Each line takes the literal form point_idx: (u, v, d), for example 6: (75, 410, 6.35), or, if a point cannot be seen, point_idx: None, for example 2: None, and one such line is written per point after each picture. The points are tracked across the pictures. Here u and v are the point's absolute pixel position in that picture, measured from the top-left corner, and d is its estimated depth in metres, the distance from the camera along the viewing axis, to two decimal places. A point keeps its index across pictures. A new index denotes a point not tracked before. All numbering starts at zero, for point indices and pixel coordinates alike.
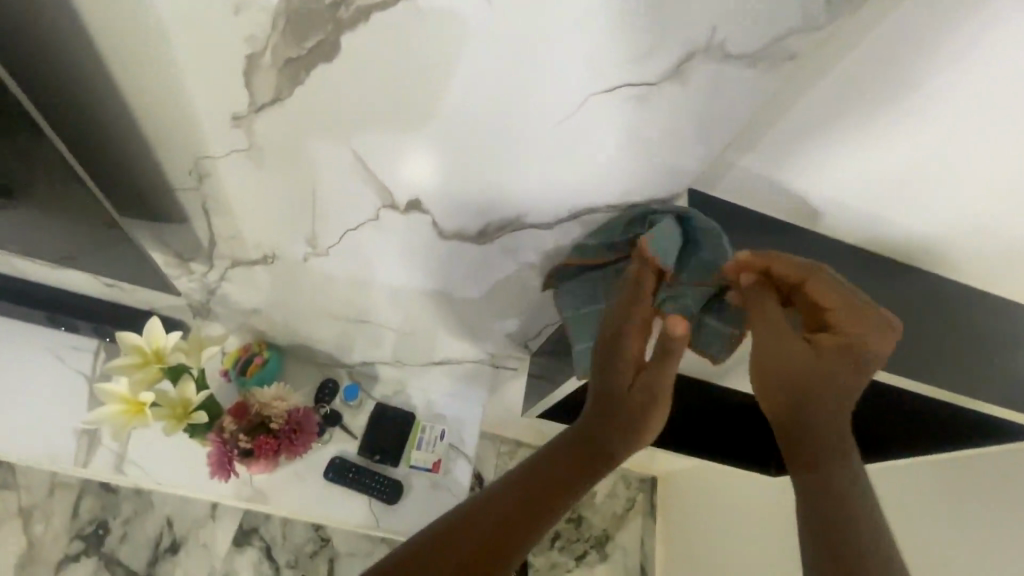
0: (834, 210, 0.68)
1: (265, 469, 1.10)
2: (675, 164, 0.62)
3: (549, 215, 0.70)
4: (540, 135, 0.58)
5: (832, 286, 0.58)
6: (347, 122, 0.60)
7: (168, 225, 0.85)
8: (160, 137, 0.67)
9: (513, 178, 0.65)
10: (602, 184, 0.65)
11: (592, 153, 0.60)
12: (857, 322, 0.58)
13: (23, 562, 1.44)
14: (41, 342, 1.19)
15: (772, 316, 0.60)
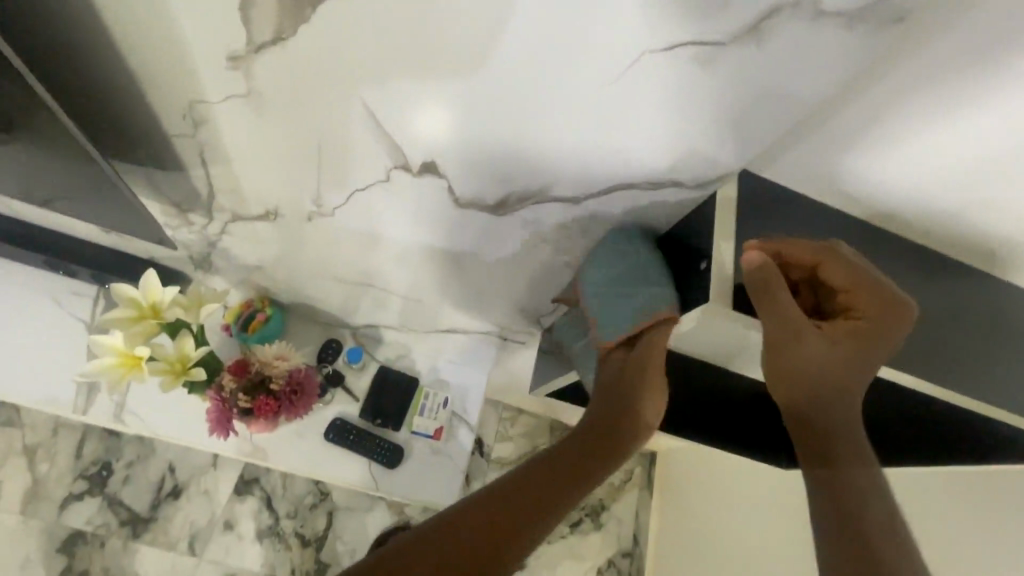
0: (898, 203, 0.62)
1: (265, 428, 1.08)
2: (728, 143, 0.55)
3: (579, 189, 0.64)
4: (581, 98, 0.52)
5: (845, 265, 0.56)
6: (359, 69, 0.54)
7: (164, 173, 0.79)
8: (150, 76, 0.60)
9: (545, 146, 0.59)
10: (642, 160, 0.59)
11: (637, 122, 0.54)
12: (865, 298, 0.56)
13: (28, 498, 1.47)
14: (38, 286, 1.16)
15: (791, 308, 0.55)
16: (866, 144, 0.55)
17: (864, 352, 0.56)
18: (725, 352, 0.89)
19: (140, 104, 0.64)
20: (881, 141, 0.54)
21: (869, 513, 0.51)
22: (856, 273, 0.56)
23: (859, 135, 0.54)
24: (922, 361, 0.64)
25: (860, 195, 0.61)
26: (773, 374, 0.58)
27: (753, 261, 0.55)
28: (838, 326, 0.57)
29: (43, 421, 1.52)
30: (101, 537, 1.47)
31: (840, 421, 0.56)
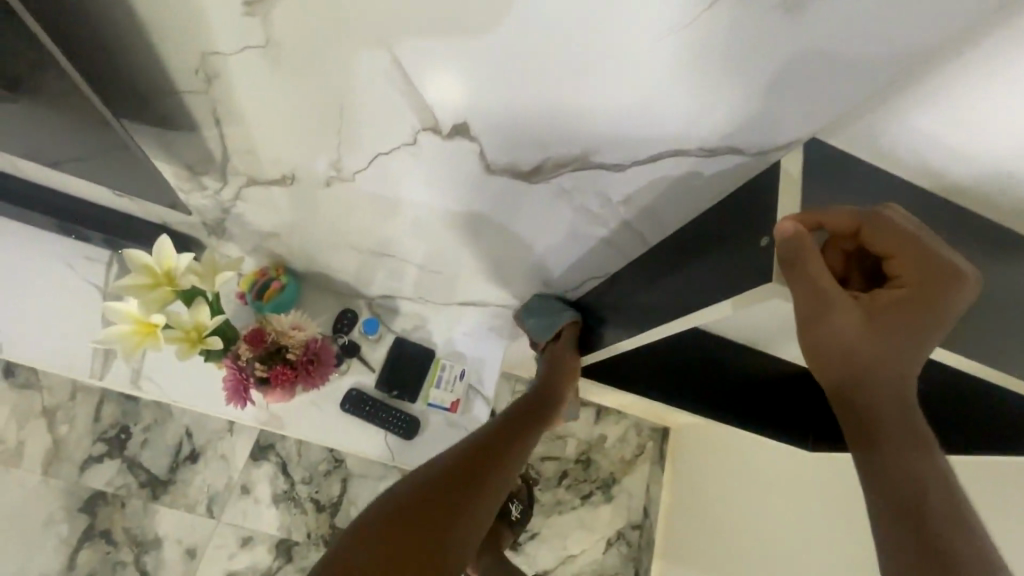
0: (994, 187, 0.53)
1: (281, 398, 1.07)
2: (798, 111, 0.50)
3: (622, 155, 0.59)
4: (622, 62, 0.48)
5: (893, 230, 0.48)
6: (388, 16, 0.48)
7: (176, 133, 0.75)
8: (158, 26, 0.55)
9: (592, 107, 0.53)
10: (698, 125, 0.53)
11: (702, 80, 0.49)
12: (913, 266, 0.49)
13: (49, 459, 1.49)
14: (50, 249, 1.14)
15: (830, 288, 0.48)
16: (956, 122, 0.47)
17: (913, 328, 0.49)
18: (761, 332, 0.85)
19: (150, 57, 0.60)
20: (977, 119, 0.46)
21: (930, 505, 0.47)
22: (901, 237, 0.48)
23: (951, 113, 0.46)
24: (1005, 352, 0.55)
25: (937, 177, 0.54)
26: (813, 359, 0.53)
27: (785, 236, 0.49)
28: (881, 300, 0.50)
29: (61, 384, 1.53)
30: (121, 498, 1.50)
31: (891, 405, 0.50)
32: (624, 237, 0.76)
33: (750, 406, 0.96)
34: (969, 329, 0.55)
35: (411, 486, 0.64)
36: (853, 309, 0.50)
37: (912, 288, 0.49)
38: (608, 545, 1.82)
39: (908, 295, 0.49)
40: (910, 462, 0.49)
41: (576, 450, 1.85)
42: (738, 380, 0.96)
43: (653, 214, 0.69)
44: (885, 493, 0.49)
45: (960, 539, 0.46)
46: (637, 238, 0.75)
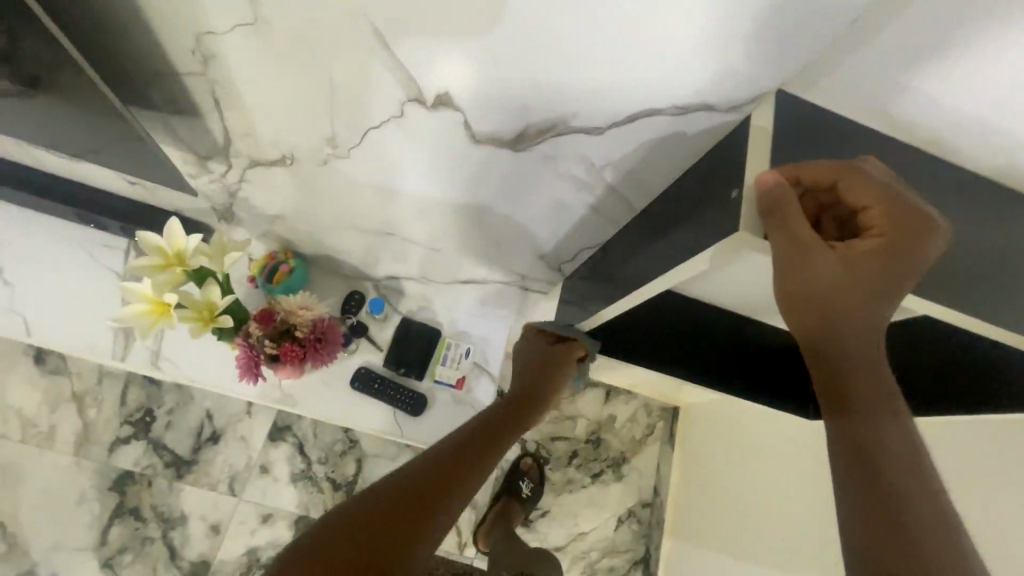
0: (954, 132, 0.54)
1: (291, 375, 1.11)
2: (765, 59, 0.50)
3: (600, 117, 0.60)
4: (596, 16, 0.48)
5: (869, 182, 0.49)
6: None
7: (180, 117, 0.78)
8: (153, 9, 0.57)
9: (564, 71, 0.55)
10: (671, 85, 0.54)
11: (669, 37, 0.49)
12: (887, 217, 0.50)
13: (79, 441, 1.56)
14: (72, 238, 1.19)
15: (807, 237, 0.49)
16: (919, 56, 0.47)
17: (884, 279, 0.50)
18: (754, 298, 0.86)
19: (149, 41, 0.62)
20: (938, 51, 0.46)
21: (892, 456, 0.48)
22: (876, 188, 0.49)
23: (913, 48, 0.46)
24: (983, 302, 0.54)
25: (907, 126, 0.54)
26: (791, 311, 0.54)
27: (767, 188, 0.50)
28: (859, 251, 0.51)
29: (89, 369, 1.60)
30: (148, 477, 1.57)
31: (862, 357, 0.52)
32: (613, 206, 0.78)
33: (747, 374, 0.97)
34: (944, 280, 0.55)
35: (380, 491, 0.65)
36: (830, 258, 0.51)
37: (885, 241, 0.50)
38: (619, 522, 1.84)
39: (882, 247, 0.50)
40: (880, 420, 0.50)
41: (586, 429, 1.87)
42: (735, 349, 0.97)
43: (636, 179, 0.71)
44: (851, 446, 0.49)
45: (920, 493, 0.47)
46: (623, 205, 0.77)
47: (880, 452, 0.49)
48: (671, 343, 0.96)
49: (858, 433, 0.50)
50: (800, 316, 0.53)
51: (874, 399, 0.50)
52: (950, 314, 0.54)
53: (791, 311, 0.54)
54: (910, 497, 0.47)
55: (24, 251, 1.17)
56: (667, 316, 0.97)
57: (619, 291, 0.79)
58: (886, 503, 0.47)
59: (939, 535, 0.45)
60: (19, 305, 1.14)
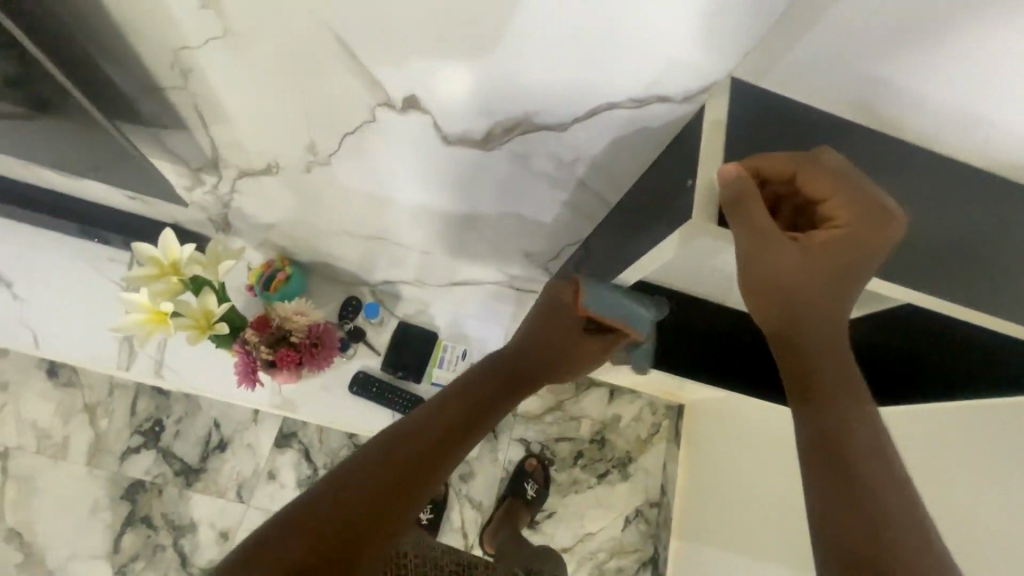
0: (908, 110, 0.54)
1: (289, 380, 1.13)
2: (713, 49, 0.51)
3: (561, 113, 0.61)
4: (544, 16, 0.50)
5: (827, 172, 0.50)
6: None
7: (168, 131, 0.81)
8: (132, 27, 0.60)
9: (518, 68, 0.56)
10: (626, 77, 0.55)
11: (617, 32, 0.50)
12: (846, 206, 0.50)
13: (92, 452, 1.60)
14: (77, 253, 1.23)
15: (770, 227, 0.50)
16: (860, 41, 0.48)
17: (847, 268, 0.51)
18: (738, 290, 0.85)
19: (131, 58, 0.65)
20: (878, 34, 0.47)
21: (857, 443, 0.48)
22: (834, 178, 0.50)
23: (852, 33, 0.47)
24: (949, 282, 0.55)
25: (861, 104, 0.55)
26: (757, 303, 0.54)
27: (728, 180, 0.50)
28: (820, 241, 0.51)
29: (99, 382, 1.64)
30: (158, 485, 1.60)
31: (826, 347, 0.52)
32: (590, 202, 0.78)
33: (738, 367, 0.96)
34: (906, 261, 0.55)
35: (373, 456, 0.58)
36: (793, 248, 0.51)
37: (847, 230, 0.50)
38: (626, 523, 1.83)
39: (844, 236, 0.50)
40: (845, 408, 0.50)
41: (590, 430, 1.87)
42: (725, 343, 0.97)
43: (608, 173, 0.71)
44: (819, 434, 0.49)
45: (885, 481, 0.47)
46: (598, 200, 0.78)
47: (845, 439, 0.49)
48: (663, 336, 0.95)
49: (824, 421, 0.50)
50: (764, 307, 0.54)
51: (839, 387, 0.51)
52: (919, 295, 0.54)
53: (760, 302, 0.54)
54: (876, 485, 0.46)
55: (32, 266, 1.21)
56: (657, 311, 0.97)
57: (600, 286, 0.80)
58: (856, 490, 0.46)
59: (906, 524, 0.44)
60: (28, 319, 1.18)
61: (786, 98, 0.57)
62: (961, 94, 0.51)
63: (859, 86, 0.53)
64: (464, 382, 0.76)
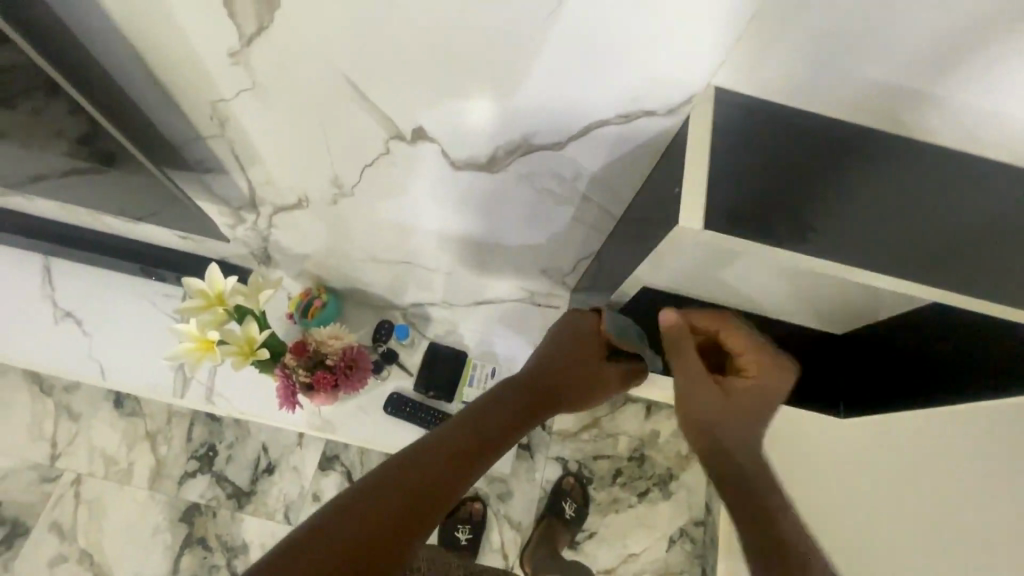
0: (887, 102, 0.56)
1: (326, 402, 1.19)
2: (687, 64, 0.54)
3: (556, 134, 0.65)
4: (532, 41, 0.54)
5: (742, 334, 0.76)
6: (331, 44, 0.57)
7: (210, 176, 0.89)
8: (175, 86, 0.68)
9: (513, 93, 0.60)
10: (610, 94, 0.59)
11: (595, 53, 0.54)
12: (755, 364, 0.74)
13: (153, 476, 1.71)
14: (137, 291, 1.34)
15: (691, 370, 0.75)
16: (823, 42, 0.51)
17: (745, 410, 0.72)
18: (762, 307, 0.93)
19: (175, 113, 0.73)
20: (838, 35, 0.50)
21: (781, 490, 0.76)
22: (744, 338, 0.76)
23: (816, 36, 0.51)
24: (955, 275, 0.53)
25: (838, 104, 0.58)
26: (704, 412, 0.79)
27: (668, 325, 0.75)
28: (737, 388, 0.72)
29: (160, 410, 1.76)
30: (212, 508, 1.69)
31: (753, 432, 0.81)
32: (597, 216, 0.81)
33: None
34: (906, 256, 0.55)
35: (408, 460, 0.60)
36: (711, 394, 0.72)
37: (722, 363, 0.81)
38: (671, 543, 1.77)
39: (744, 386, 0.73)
40: None
41: (628, 447, 1.84)
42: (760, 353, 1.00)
43: (607, 189, 0.74)
44: None
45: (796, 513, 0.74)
46: (603, 213, 0.80)
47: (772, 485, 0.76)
48: None
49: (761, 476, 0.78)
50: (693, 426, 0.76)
51: None
52: (912, 283, 0.53)
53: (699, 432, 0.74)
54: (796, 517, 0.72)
55: (98, 305, 1.33)
56: None
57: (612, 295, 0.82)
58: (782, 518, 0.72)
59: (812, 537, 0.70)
60: (96, 353, 1.30)
61: (767, 103, 0.59)
62: (936, 76, 0.53)
63: (839, 82, 0.55)
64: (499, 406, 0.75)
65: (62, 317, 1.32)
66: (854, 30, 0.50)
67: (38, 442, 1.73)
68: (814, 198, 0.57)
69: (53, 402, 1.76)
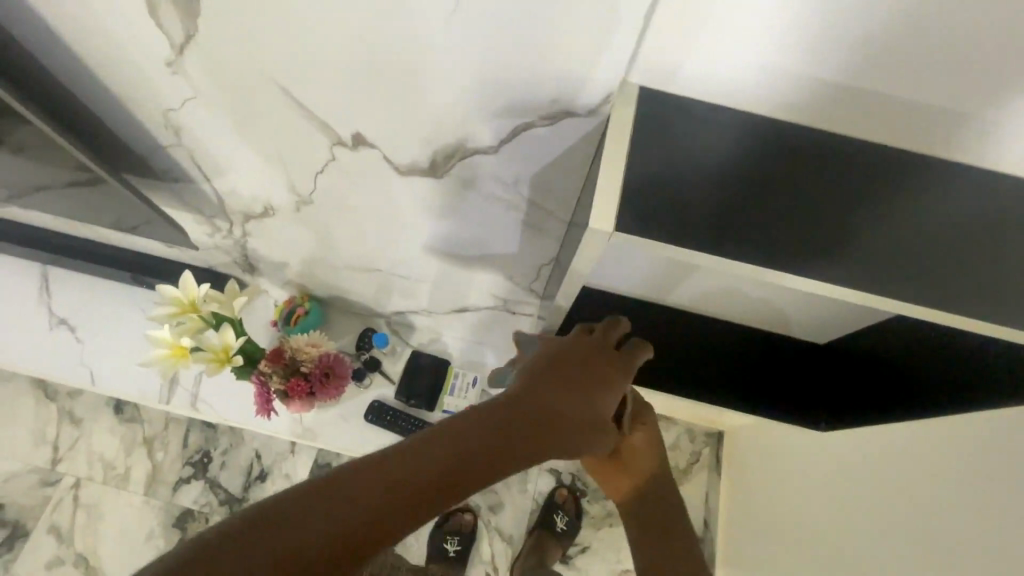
0: (789, 94, 0.59)
1: (302, 409, 1.19)
2: (593, 65, 0.57)
3: (488, 137, 0.68)
4: (444, 46, 0.57)
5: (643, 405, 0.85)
6: (257, 49, 0.61)
7: (180, 185, 0.91)
8: (129, 94, 0.72)
9: (439, 98, 0.63)
10: (530, 95, 0.61)
11: (505, 56, 0.57)
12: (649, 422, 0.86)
13: (149, 482, 1.74)
14: (129, 299, 1.38)
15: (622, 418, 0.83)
16: (715, 41, 0.54)
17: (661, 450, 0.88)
18: (732, 307, 1.03)
19: (134, 121, 0.76)
20: (727, 35, 0.54)
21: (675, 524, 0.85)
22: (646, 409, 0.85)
23: (707, 35, 0.54)
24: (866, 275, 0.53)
25: (747, 100, 0.61)
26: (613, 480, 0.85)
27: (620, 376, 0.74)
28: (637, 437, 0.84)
29: (158, 417, 1.79)
30: (205, 514, 1.70)
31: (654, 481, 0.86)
32: (550, 221, 0.81)
33: (747, 386, 0.99)
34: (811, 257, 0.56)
35: (337, 493, 0.48)
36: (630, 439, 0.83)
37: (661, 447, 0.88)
38: None
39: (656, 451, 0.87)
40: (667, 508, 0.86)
41: None
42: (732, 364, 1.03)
43: (551, 191, 0.75)
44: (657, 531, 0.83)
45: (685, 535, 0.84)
46: (553, 219, 0.80)
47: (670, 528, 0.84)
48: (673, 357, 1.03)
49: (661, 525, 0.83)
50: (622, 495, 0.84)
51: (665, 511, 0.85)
52: (824, 286, 0.55)
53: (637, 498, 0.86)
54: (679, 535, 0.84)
55: (91, 313, 1.36)
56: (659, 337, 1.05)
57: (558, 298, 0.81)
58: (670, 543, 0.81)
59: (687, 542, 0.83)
60: (87, 359, 1.33)
61: (686, 100, 0.62)
62: (825, 66, 0.55)
63: (741, 78, 0.58)
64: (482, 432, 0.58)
65: (56, 324, 1.36)
66: (737, 31, 0.53)
67: (42, 446, 1.77)
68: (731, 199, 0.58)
69: (57, 408, 1.81)
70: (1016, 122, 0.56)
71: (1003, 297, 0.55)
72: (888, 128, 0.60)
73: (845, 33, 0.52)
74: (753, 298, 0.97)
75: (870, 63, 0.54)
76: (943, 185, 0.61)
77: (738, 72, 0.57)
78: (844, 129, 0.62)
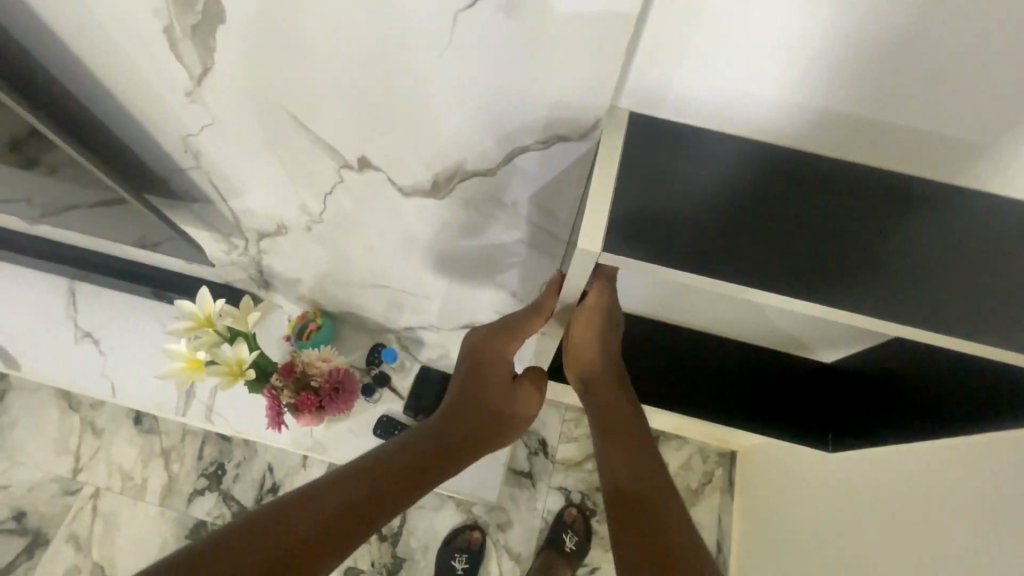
0: (773, 117, 0.60)
1: (312, 423, 1.21)
2: (582, 92, 0.59)
3: (486, 158, 0.70)
4: (440, 76, 0.60)
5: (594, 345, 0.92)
6: (267, 79, 0.65)
7: (198, 205, 0.96)
8: (150, 120, 0.76)
9: (439, 122, 0.66)
10: (524, 120, 0.64)
11: (497, 83, 0.60)
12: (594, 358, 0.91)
13: (164, 492, 1.77)
14: (151, 313, 1.43)
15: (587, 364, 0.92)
16: (699, 68, 0.56)
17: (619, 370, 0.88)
18: (744, 327, 1.06)
19: (155, 145, 0.81)
20: (710, 63, 0.56)
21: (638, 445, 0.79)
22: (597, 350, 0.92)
23: (691, 62, 0.56)
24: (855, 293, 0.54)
25: (734, 122, 0.62)
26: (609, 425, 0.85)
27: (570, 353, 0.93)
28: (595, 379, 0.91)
29: (175, 428, 1.83)
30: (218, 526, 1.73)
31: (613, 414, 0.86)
32: (549, 239, 0.83)
33: (756, 407, 1.04)
34: (801, 276, 0.57)
35: (329, 488, 0.61)
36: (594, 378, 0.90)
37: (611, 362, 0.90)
38: None
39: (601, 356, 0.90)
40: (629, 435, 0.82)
41: None
42: (743, 386, 1.06)
43: (549, 211, 0.77)
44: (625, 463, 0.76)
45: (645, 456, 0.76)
46: (551, 239, 0.82)
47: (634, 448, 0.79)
48: (685, 377, 1.07)
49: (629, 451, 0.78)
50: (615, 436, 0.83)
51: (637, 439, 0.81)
52: (817, 306, 0.55)
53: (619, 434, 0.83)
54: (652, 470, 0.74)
55: (114, 326, 1.41)
56: (668, 357, 1.09)
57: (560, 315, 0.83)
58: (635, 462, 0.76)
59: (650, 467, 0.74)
60: (110, 371, 1.38)
61: (676, 124, 0.64)
62: (808, 90, 0.57)
63: (727, 101, 0.60)
64: (423, 425, 0.74)
65: (81, 337, 1.41)
66: (719, 58, 0.55)
67: (64, 455, 1.83)
68: (721, 219, 0.59)
69: (80, 419, 1.86)
70: (1007, 143, 0.56)
71: (999, 316, 0.55)
72: (876, 148, 0.61)
73: (825, 59, 0.53)
74: (768, 319, 1.00)
75: (852, 87, 0.55)
76: (939, 204, 0.62)
77: (722, 96, 0.59)
78: (832, 149, 0.63)
